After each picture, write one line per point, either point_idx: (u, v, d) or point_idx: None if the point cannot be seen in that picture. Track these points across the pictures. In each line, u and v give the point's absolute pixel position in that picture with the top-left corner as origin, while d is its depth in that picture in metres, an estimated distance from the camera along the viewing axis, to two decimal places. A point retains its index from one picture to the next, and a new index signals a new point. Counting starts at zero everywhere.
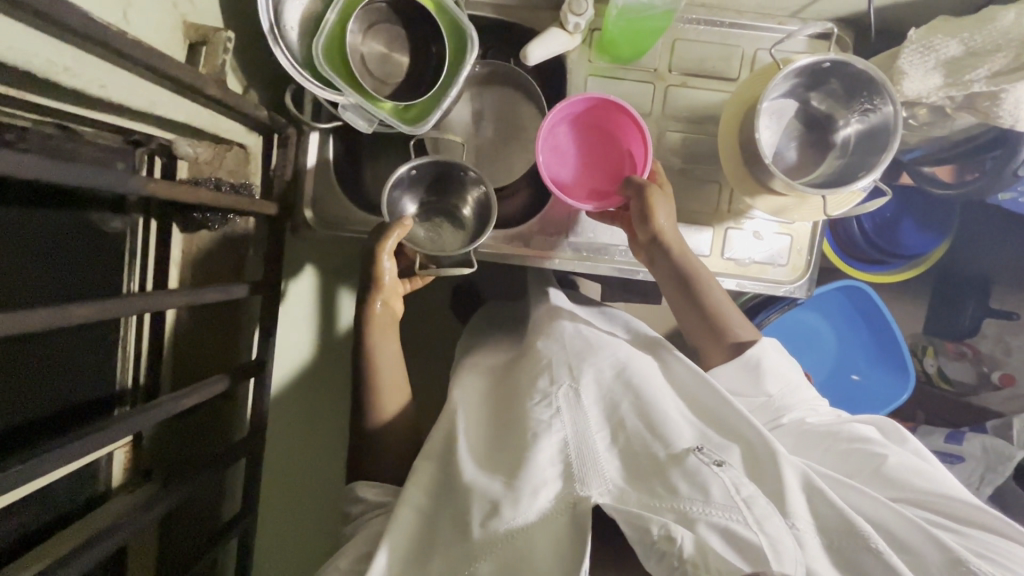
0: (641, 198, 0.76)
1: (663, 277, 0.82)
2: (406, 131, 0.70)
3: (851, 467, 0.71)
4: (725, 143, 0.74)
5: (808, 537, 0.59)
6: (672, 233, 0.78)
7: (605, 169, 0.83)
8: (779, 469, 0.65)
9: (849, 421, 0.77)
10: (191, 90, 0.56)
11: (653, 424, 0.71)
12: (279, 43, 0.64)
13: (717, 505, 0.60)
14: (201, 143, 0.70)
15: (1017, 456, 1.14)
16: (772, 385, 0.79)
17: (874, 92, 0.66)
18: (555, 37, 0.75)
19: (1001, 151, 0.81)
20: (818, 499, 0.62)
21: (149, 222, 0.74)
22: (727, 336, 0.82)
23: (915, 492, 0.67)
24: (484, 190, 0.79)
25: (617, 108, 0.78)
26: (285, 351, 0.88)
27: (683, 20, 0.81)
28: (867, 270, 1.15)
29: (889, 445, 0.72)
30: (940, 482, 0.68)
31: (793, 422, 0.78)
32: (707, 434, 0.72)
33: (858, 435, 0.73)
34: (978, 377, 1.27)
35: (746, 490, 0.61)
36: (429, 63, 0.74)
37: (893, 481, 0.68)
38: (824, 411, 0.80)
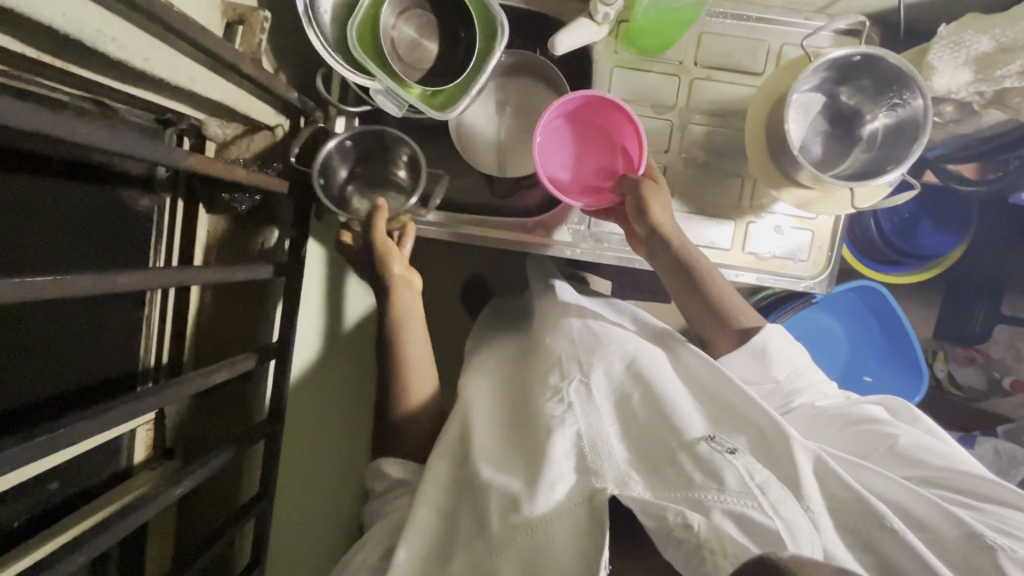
0: (636, 194, 0.77)
1: (664, 272, 0.81)
2: (436, 116, 0.70)
3: (862, 448, 0.72)
4: (752, 136, 0.74)
5: (823, 519, 0.59)
6: (670, 225, 0.79)
7: (598, 163, 0.83)
8: (792, 453, 0.65)
9: (859, 403, 0.78)
10: (230, 67, 0.57)
11: (666, 415, 0.72)
12: (313, 26, 0.65)
13: (732, 492, 0.59)
14: (229, 124, 0.73)
15: None
16: (780, 370, 0.79)
17: (903, 86, 0.66)
18: (583, 27, 0.75)
19: None
20: (832, 485, 0.63)
21: (176, 201, 0.74)
22: (733, 324, 0.81)
23: (928, 469, 0.67)
24: (411, 147, 0.83)
25: (614, 107, 0.78)
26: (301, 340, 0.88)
27: (710, 13, 0.81)
28: (884, 270, 1.15)
29: (900, 425, 0.73)
30: (952, 457, 0.68)
31: (803, 406, 0.79)
32: (720, 426, 0.72)
33: (869, 416, 0.74)
34: (988, 382, 1.27)
35: (760, 476, 0.61)
36: (459, 48, 0.74)
37: (904, 460, 0.69)
38: (834, 395, 0.81)
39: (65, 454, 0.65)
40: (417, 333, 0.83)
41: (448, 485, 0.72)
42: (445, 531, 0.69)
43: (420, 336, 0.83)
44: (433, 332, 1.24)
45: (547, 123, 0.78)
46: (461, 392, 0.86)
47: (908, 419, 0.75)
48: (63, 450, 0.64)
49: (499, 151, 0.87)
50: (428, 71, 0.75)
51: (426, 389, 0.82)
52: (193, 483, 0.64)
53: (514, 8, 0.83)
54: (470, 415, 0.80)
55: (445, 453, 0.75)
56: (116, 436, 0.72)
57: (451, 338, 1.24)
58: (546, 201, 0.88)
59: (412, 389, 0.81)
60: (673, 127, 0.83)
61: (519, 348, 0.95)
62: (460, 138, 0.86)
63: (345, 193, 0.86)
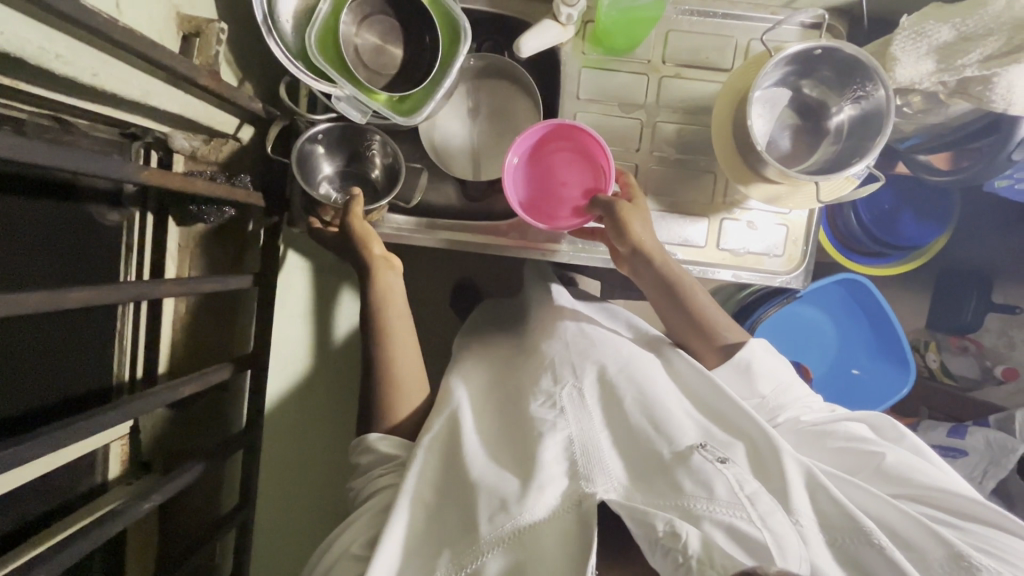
0: (613, 215, 0.76)
1: (651, 289, 0.82)
2: (401, 123, 0.71)
3: (848, 465, 0.71)
4: (718, 131, 0.73)
5: (811, 533, 0.60)
6: (651, 243, 0.78)
7: (583, 184, 0.80)
8: (782, 466, 0.65)
9: (844, 419, 0.77)
10: (185, 79, 0.57)
11: (657, 422, 0.71)
12: (273, 34, 0.65)
13: (722, 502, 0.59)
14: (196, 137, 0.72)
15: (1020, 448, 1.11)
16: (764, 386, 0.79)
17: (866, 78, 0.66)
18: (548, 29, 0.75)
19: (996, 137, 0.78)
20: (820, 497, 0.62)
21: (146, 215, 0.74)
22: (716, 340, 0.82)
23: (914, 487, 0.67)
24: (394, 154, 0.80)
25: (576, 130, 0.78)
26: (282, 348, 0.87)
27: (676, 11, 0.81)
28: (867, 263, 1.14)
29: (886, 443, 0.72)
30: (936, 475, 0.68)
31: (791, 421, 0.78)
32: (710, 432, 0.72)
33: (854, 433, 0.73)
34: (980, 371, 1.28)
35: (750, 486, 0.61)
36: (423, 52, 0.74)
37: (889, 478, 0.68)
38: (820, 409, 0.80)
39: (32, 473, 0.64)
40: (411, 339, 0.81)
41: (432, 482, 0.72)
42: (431, 523, 0.68)
43: (408, 346, 0.81)
44: (421, 338, 1.23)
45: (522, 150, 0.79)
46: (447, 385, 0.86)
47: (894, 437, 0.75)
48: (34, 467, 0.64)
49: (473, 159, 0.87)
50: (393, 77, 0.75)
51: (418, 397, 0.81)
52: (162, 497, 0.63)
53: (480, 13, 0.83)
54: (461, 410, 0.79)
55: (434, 445, 0.74)
56: (91, 451, 0.72)
57: (440, 342, 1.24)
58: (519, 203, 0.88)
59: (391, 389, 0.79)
60: (643, 124, 0.83)
61: (509, 351, 0.94)
62: (436, 151, 0.86)
63: (317, 179, 0.81)
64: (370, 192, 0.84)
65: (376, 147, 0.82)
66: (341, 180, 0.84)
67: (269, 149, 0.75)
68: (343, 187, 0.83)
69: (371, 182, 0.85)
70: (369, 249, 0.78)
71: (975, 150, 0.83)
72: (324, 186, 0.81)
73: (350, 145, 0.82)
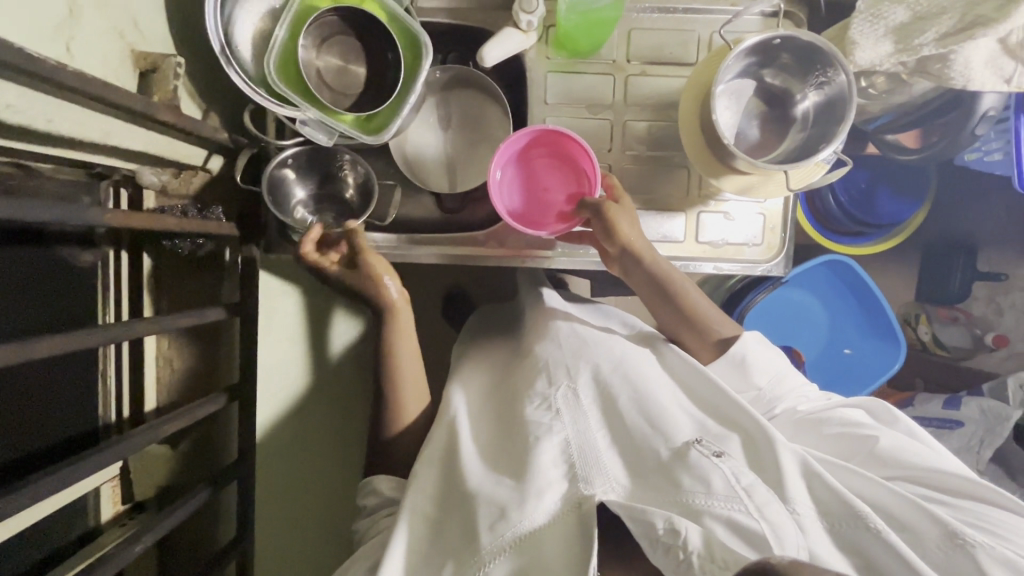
0: (601, 218, 0.76)
1: (641, 288, 0.82)
2: (369, 141, 0.70)
3: (844, 451, 0.71)
4: (685, 126, 0.73)
5: (809, 521, 0.60)
6: (641, 243, 0.79)
7: (566, 191, 0.81)
8: (776, 455, 0.65)
9: (839, 406, 0.77)
10: (143, 117, 0.57)
11: (652, 418, 0.71)
12: (232, 63, 0.64)
13: (719, 496, 0.59)
14: (164, 170, 0.72)
15: (1014, 416, 1.12)
16: (760, 377, 0.79)
17: (826, 64, 0.66)
18: (509, 37, 0.76)
19: (957, 113, 0.82)
20: (816, 483, 0.62)
21: (121, 253, 0.74)
22: (710, 335, 0.82)
23: (909, 468, 0.67)
24: (366, 172, 0.79)
25: (559, 135, 0.78)
26: (283, 374, 0.86)
27: (636, 9, 0.81)
28: (849, 243, 1.14)
29: (881, 428, 0.72)
30: (930, 455, 0.68)
31: (787, 411, 0.77)
32: (706, 425, 0.72)
33: (849, 419, 0.73)
34: (973, 341, 1.30)
35: (746, 478, 0.61)
36: (387, 69, 0.73)
37: (883, 462, 0.68)
38: (815, 397, 0.79)
39: (18, 525, 0.63)
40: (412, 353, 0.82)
41: (428, 499, 0.71)
42: (430, 539, 0.68)
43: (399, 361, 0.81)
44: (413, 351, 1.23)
45: (504, 161, 0.79)
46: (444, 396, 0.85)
47: (888, 420, 0.75)
48: (22, 517, 0.63)
49: (447, 171, 0.87)
50: (359, 96, 0.74)
51: (412, 415, 0.81)
52: (154, 538, 0.62)
53: (441, 26, 0.83)
54: (459, 419, 0.79)
55: (434, 459, 0.75)
56: (81, 496, 0.71)
57: (434, 354, 1.24)
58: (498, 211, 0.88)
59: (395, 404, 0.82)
60: (614, 124, 0.83)
61: (501, 358, 0.93)
62: (409, 166, 0.86)
63: (291, 204, 0.80)
64: (344, 214, 0.83)
65: (347, 167, 0.81)
66: (315, 204, 0.83)
67: (238, 179, 0.74)
68: (318, 211, 0.82)
69: (346, 203, 0.83)
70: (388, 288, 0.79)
71: (943, 125, 0.84)
72: (299, 212, 0.80)
73: (322, 167, 0.81)
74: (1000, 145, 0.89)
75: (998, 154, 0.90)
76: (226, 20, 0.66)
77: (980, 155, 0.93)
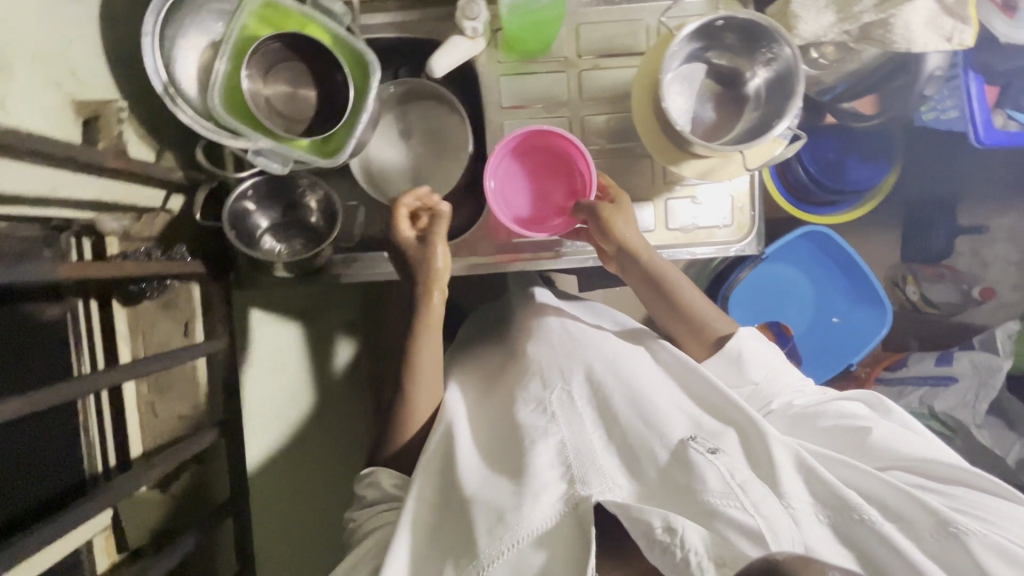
0: (596, 219, 0.77)
1: (638, 284, 0.83)
2: (325, 163, 0.70)
3: (839, 442, 0.70)
4: (639, 115, 0.72)
5: (804, 515, 0.59)
6: (638, 242, 0.79)
7: (559, 187, 0.83)
8: (768, 448, 0.65)
9: (836, 399, 0.75)
10: (91, 165, 0.57)
11: (646, 416, 0.71)
12: (177, 101, 0.64)
13: (716, 493, 0.59)
14: (124, 216, 0.71)
15: (1005, 365, 1.13)
16: (757, 371, 0.78)
17: (770, 40, 0.66)
18: (457, 45, 0.76)
19: (905, 76, 0.83)
20: (810, 475, 0.62)
21: (89, 303, 0.73)
22: (706, 333, 0.82)
23: (905, 458, 0.66)
24: (324, 190, 0.79)
25: (551, 135, 0.79)
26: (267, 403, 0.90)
27: (581, 4, 0.81)
28: (824, 212, 1.14)
29: (877, 420, 0.71)
30: (926, 446, 0.67)
31: (784, 406, 0.76)
32: (700, 422, 0.71)
33: (845, 411, 0.72)
34: (962, 295, 1.29)
35: (741, 474, 0.62)
36: (337, 90, 0.72)
37: (878, 452, 0.67)
38: (811, 391, 0.78)
39: None
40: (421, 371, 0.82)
41: (424, 515, 0.71)
42: (427, 551, 0.68)
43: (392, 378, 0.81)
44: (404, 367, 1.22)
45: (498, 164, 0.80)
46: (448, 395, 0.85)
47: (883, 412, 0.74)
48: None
49: (413, 184, 0.87)
50: (311, 120, 0.73)
51: (400, 433, 0.80)
52: None
53: (390, 42, 0.83)
54: (455, 424, 0.78)
55: (431, 467, 0.74)
56: (73, 551, 0.71)
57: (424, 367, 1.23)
58: (469, 219, 0.87)
59: (389, 422, 0.82)
60: (573, 121, 0.83)
61: (488, 365, 0.93)
62: (373, 183, 0.86)
63: (257, 236, 0.80)
64: (312, 238, 0.81)
65: (307, 191, 0.80)
66: (282, 231, 0.82)
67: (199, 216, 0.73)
68: (287, 238, 0.81)
69: (313, 228, 0.83)
70: (438, 274, 0.79)
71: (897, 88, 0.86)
72: (266, 242, 0.80)
73: (284, 194, 0.80)
74: (953, 102, 0.91)
75: (953, 112, 0.91)
76: (167, 58, 0.65)
77: (936, 114, 0.93)
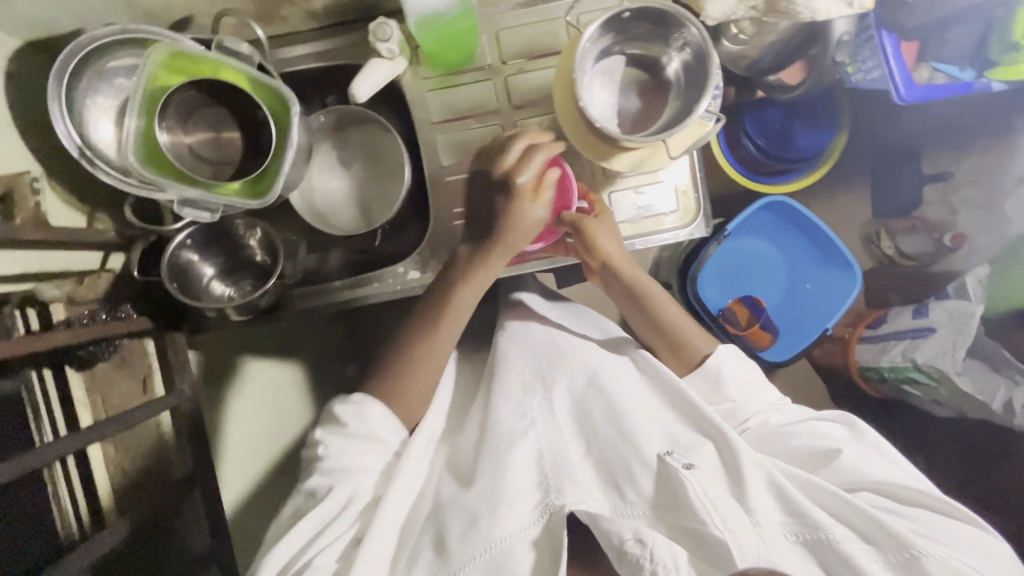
0: (579, 234, 0.79)
1: (619, 298, 0.85)
2: (256, 205, 0.69)
3: (810, 461, 0.70)
4: (563, 114, 0.72)
5: (769, 528, 0.60)
6: (622, 258, 0.80)
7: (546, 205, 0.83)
8: (741, 467, 0.64)
9: (812, 417, 0.74)
10: (11, 242, 0.57)
11: (626, 432, 0.70)
12: (94, 164, 0.64)
13: (686, 510, 0.60)
14: (65, 282, 0.71)
15: (978, 309, 1.07)
16: (735, 391, 0.77)
17: (677, 25, 0.67)
18: (377, 68, 0.75)
19: (816, 48, 0.91)
20: (779, 493, 0.62)
21: (43, 373, 0.72)
22: (687, 350, 0.81)
23: (873, 481, 0.65)
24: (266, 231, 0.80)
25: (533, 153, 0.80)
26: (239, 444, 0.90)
27: (497, 10, 0.81)
28: (779, 182, 1.14)
29: (850, 441, 0.70)
30: (894, 469, 0.67)
31: (760, 424, 0.74)
32: (677, 436, 0.71)
33: (818, 431, 0.71)
34: (935, 245, 1.26)
35: (713, 491, 0.62)
36: (260, 129, 0.72)
37: (848, 475, 0.67)
38: (787, 408, 0.76)
39: None
40: (423, 351, 0.78)
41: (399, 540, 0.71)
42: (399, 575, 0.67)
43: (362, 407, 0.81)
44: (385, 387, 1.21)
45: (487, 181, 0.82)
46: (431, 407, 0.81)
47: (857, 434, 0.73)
48: None
49: (360, 210, 0.86)
50: (238, 163, 0.73)
51: None
52: None
53: (314, 72, 0.82)
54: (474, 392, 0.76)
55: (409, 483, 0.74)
56: None
57: None
58: (417, 238, 0.87)
59: None
60: (506, 127, 0.83)
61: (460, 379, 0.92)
62: (318, 214, 0.85)
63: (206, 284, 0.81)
64: (260, 277, 0.82)
65: (247, 233, 0.81)
66: (229, 275, 0.83)
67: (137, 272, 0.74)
68: (234, 281, 0.83)
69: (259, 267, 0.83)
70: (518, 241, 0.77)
71: (813, 57, 0.92)
72: (217, 288, 0.81)
73: (228, 239, 0.81)
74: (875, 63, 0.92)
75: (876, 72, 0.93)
76: (79, 122, 0.65)
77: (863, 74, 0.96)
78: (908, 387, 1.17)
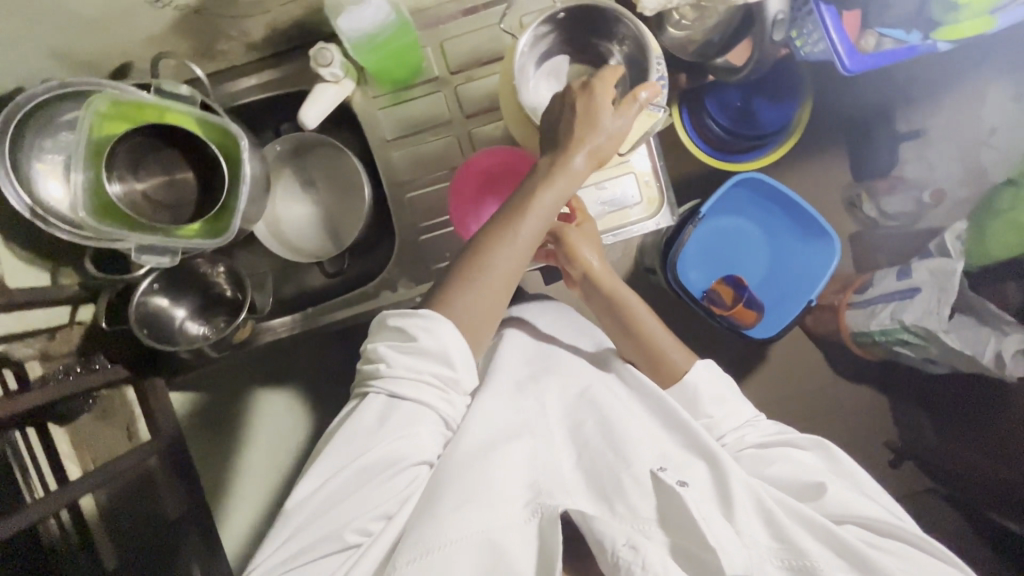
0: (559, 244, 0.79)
1: (599, 311, 0.83)
2: (216, 243, 0.69)
3: (792, 488, 0.67)
4: (513, 120, 0.72)
5: (753, 547, 0.59)
6: (602, 269, 0.80)
7: None
8: (730, 487, 0.62)
9: (789, 443, 0.72)
10: None
11: (618, 441, 0.68)
12: (51, 224, 0.65)
13: (678, 527, 0.59)
14: (36, 340, 0.72)
15: (958, 266, 1.01)
16: (710, 406, 0.74)
17: (612, 20, 0.69)
18: (324, 93, 0.75)
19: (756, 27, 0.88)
20: (767, 517, 0.61)
21: (28, 434, 0.73)
22: (664, 365, 0.78)
23: (860, 515, 0.63)
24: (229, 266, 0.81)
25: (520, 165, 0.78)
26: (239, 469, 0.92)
27: (438, 21, 0.80)
28: (749, 159, 1.14)
29: (831, 476, 0.68)
30: (874, 503, 0.65)
31: (736, 442, 0.72)
32: (669, 450, 0.68)
33: (798, 460, 0.69)
34: (916, 203, 1.24)
35: (708, 510, 0.59)
36: (211, 167, 0.71)
37: (832, 509, 0.64)
38: (765, 427, 0.74)
39: None
40: (506, 247, 0.65)
41: None
42: None
43: None
44: None
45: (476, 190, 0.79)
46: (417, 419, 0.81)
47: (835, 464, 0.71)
48: None
49: (327, 233, 0.86)
50: (194, 202, 0.72)
51: None
52: None
53: (264, 103, 0.82)
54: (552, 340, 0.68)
55: None
56: None
57: None
58: (385, 257, 0.86)
59: None
60: (462, 137, 0.83)
61: None
62: (286, 243, 0.85)
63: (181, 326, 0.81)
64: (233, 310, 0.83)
65: (214, 271, 0.82)
66: (202, 313, 0.83)
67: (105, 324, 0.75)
68: (208, 319, 0.83)
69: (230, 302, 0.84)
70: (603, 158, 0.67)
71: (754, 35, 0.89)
72: (191, 327, 0.81)
73: (196, 279, 0.81)
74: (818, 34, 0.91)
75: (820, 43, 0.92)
76: (29, 184, 0.66)
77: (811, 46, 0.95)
78: (899, 347, 1.13)
